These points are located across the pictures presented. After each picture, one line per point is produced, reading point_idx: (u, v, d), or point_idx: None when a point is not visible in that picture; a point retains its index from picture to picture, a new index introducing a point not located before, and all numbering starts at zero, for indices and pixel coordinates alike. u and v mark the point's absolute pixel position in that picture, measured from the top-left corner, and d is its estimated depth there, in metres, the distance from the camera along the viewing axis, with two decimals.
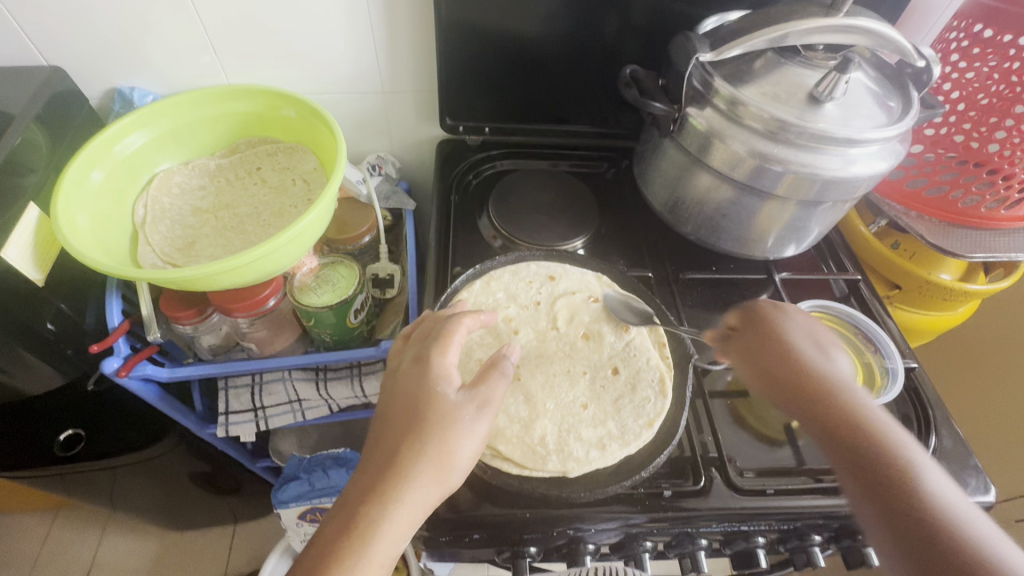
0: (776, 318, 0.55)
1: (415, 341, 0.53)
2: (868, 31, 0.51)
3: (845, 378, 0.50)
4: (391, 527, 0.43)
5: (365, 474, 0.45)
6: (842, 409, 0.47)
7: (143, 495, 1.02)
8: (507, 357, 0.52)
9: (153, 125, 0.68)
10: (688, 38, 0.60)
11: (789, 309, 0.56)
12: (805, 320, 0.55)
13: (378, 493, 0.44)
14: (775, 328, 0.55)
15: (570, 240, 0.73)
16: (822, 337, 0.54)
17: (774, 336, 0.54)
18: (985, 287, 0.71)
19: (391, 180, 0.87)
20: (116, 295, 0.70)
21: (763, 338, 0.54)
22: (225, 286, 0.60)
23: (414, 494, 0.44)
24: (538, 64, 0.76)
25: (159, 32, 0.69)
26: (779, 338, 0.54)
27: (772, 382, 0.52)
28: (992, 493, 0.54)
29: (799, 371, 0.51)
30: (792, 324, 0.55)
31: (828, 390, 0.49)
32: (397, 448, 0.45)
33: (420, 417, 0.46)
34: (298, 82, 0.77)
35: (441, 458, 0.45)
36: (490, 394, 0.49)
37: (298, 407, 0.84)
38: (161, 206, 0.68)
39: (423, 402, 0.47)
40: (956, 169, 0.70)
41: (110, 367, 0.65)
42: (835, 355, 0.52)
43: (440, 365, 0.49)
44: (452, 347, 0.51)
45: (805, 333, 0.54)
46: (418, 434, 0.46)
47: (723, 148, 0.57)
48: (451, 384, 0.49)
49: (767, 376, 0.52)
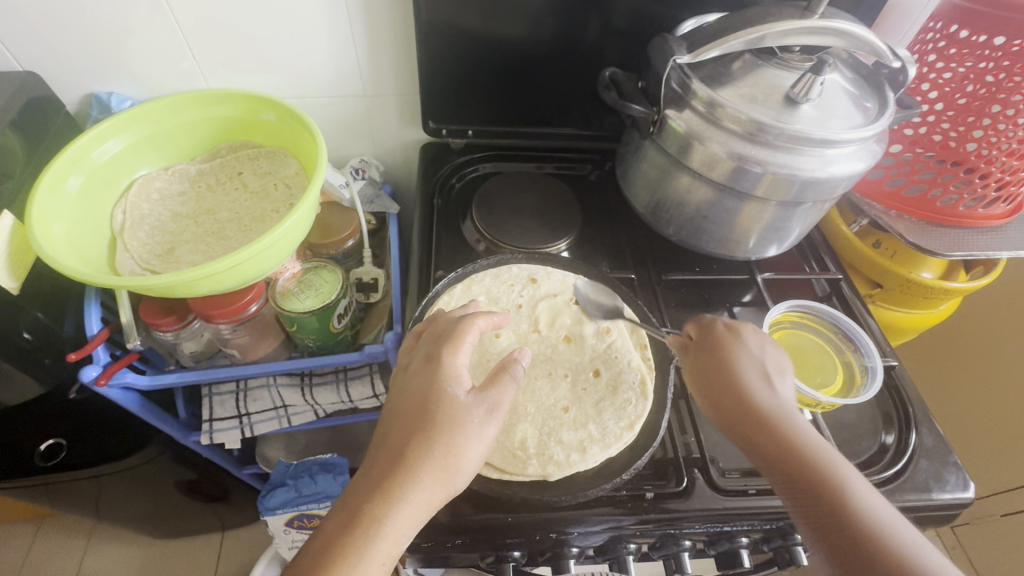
0: (727, 344, 0.54)
1: (427, 340, 0.53)
2: (843, 33, 0.52)
3: (789, 408, 0.49)
4: (398, 524, 0.42)
5: (372, 469, 0.45)
6: (795, 445, 0.46)
7: (128, 505, 1.00)
8: (518, 362, 0.51)
9: (131, 130, 0.68)
10: (666, 40, 0.60)
11: (743, 332, 0.54)
12: (756, 344, 0.54)
13: (383, 491, 0.43)
14: (726, 355, 0.53)
15: (554, 242, 0.73)
16: (773, 362, 0.52)
17: (727, 364, 0.53)
18: (965, 285, 0.72)
19: (374, 183, 0.87)
20: (95, 302, 0.69)
21: (717, 366, 0.53)
22: (205, 292, 0.60)
23: (423, 493, 0.43)
24: (520, 66, 0.76)
25: (136, 37, 0.68)
26: (731, 368, 0.52)
27: (724, 414, 0.51)
28: (971, 489, 0.55)
29: (747, 404, 0.50)
30: (743, 351, 0.53)
31: (774, 426, 0.48)
32: (404, 448, 0.45)
33: (431, 417, 0.46)
34: (279, 86, 0.77)
35: (448, 460, 0.45)
36: (500, 398, 0.49)
37: (284, 412, 0.83)
38: (140, 212, 0.67)
39: (433, 402, 0.46)
40: (934, 169, 0.71)
41: (89, 375, 0.64)
42: (781, 381, 0.52)
43: (450, 365, 0.49)
44: (463, 348, 0.50)
45: (755, 358, 0.53)
46: (426, 433, 0.45)
47: (703, 149, 0.57)
48: (461, 385, 0.48)
49: (720, 407, 0.51)
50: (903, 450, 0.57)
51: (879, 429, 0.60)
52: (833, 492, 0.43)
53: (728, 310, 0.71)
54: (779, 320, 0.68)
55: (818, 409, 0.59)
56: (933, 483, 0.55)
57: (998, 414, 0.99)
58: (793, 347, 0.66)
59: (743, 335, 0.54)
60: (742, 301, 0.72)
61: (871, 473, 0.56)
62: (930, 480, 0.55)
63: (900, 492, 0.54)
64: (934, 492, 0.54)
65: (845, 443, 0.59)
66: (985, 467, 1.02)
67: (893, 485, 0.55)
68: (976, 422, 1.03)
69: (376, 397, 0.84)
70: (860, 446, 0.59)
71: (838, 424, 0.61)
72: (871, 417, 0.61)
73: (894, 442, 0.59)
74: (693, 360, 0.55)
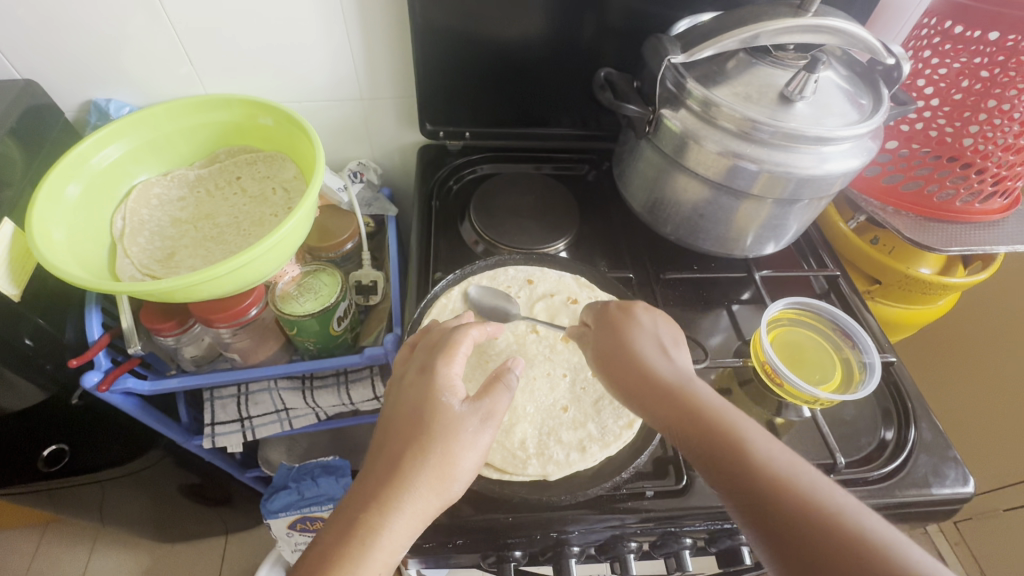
0: (621, 321, 0.53)
1: (422, 351, 0.53)
2: (837, 31, 0.52)
3: (684, 373, 0.48)
4: (394, 534, 0.42)
5: (368, 479, 0.45)
6: (686, 403, 0.45)
7: (133, 509, 1.01)
8: (511, 371, 0.52)
9: (129, 137, 0.68)
10: (660, 40, 0.61)
11: (635, 311, 0.53)
12: (650, 319, 0.53)
13: (379, 500, 0.43)
14: (620, 334, 0.52)
15: (551, 242, 0.73)
16: (666, 334, 0.52)
17: (623, 341, 0.51)
18: (964, 280, 0.72)
19: (372, 186, 0.87)
20: (95, 308, 0.70)
21: (615, 345, 0.52)
22: (205, 297, 0.60)
23: (418, 503, 0.44)
24: (516, 67, 0.77)
25: (134, 44, 0.69)
26: (626, 344, 0.51)
27: (625, 388, 0.49)
28: (970, 483, 0.55)
29: (640, 374, 0.48)
30: (638, 326, 0.52)
31: (664, 391, 0.46)
32: (400, 459, 0.45)
33: (427, 426, 0.46)
34: (277, 90, 0.77)
35: (444, 470, 0.45)
36: (494, 406, 0.49)
37: (285, 415, 0.83)
38: (140, 217, 0.67)
39: (427, 411, 0.47)
40: (930, 165, 0.71)
41: (90, 381, 0.65)
42: (675, 351, 0.50)
43: (444, 376, 0.49)
44: (458, 358, 0.51)
45: (649, 332, 0.52)
46: (423, 445, 0.45)
47: (698, 149, 0.57)
48: (455, 395, 0.48)
49: (617, 381, 0.50)
50: (902, 446, 0.58)
51: (879, 424, 0.61)
52: (724, 437, 0.41)
53: (726, 308, 0.71)
54: (777, 317, 0.68)
55: (817, 406, 0.59)
56: (932, 478, 0.55)
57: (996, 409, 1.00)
58: (791, 345, 0.66)
59: (636, 310, 0.53)
60: (740, 299, 0.73)
61: (871, 469, 0.56)
62: (929, 475, 0.55)
63: (899, 487, 0.55)
64: (933, 487, 0.55)
65: (843, 439, 0.59)
66: (984, 460, 1.02)
67: (893, 480, 0.55)
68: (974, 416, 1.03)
69: (377, 399, 0.84)
70: (860, 442, 0.59)
71: (837, 420, 0.61)
72: (870, 413, 0.62)
73: (893, 438, 0.59)
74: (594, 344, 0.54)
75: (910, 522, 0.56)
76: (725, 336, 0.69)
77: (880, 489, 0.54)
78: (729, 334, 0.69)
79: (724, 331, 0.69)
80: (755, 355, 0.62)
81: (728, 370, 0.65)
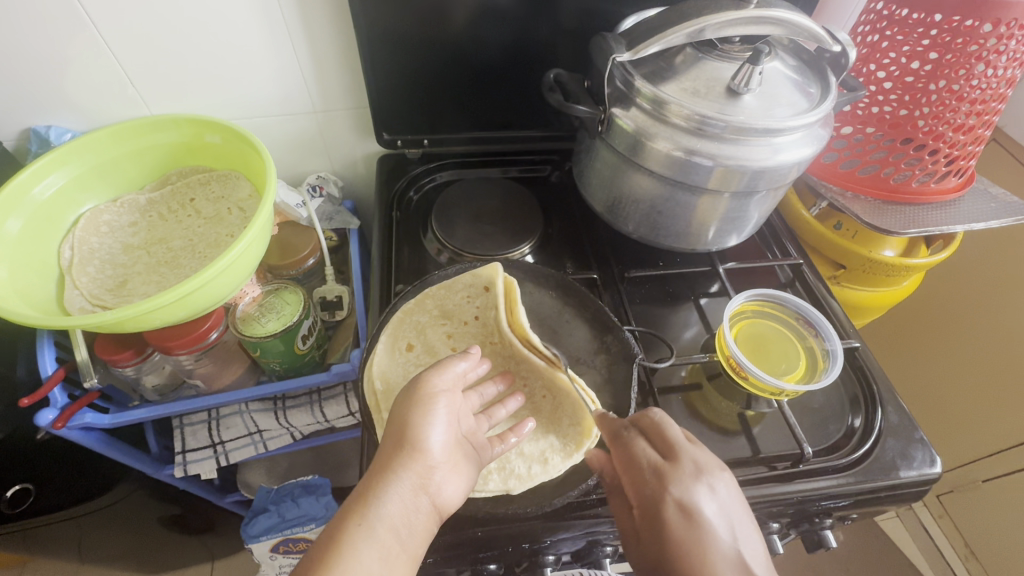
0: (661, 513, 0.41)
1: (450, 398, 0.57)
2: (781, 21, 0.52)
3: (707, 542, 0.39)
4: (371, 488, 0.42)
5: None
6: None
7: (109, 544, 0.98)
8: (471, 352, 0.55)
9: (72, 165, 0.66)
10: (605, 37, 0.60)
11: (655, 429, 0.46)
12: (716, 505, 0.41)
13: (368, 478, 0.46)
14: (671, 544, 0.40)
15: (516, 246, 0.73)
16: (681, 466, 0.42)
17: (673, 551, 0.39)
18: (926, 261, 0.72)
19: (333, 200, 0.85)
20: (47, 342, 0.67)
21: (666, 561, 0.40)
22: (158, 325, 0.58)
23: (385, 458, 0.44)
24: (471, 69, 0.75)
25: (71, 68, 0.66)
26: (641, 471, 0.44)
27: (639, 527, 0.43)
28: (938, 464, 0.55)
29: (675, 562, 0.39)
30: (707, 531, 0.39)
31: None
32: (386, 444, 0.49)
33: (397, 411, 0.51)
34: (225, 108, 0.75)
35: (401, 430, 0.46)
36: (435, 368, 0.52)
37: (259, 437, 0.82)
38: (89, 246, 0.65)
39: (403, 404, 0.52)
40: (885, 148, 0.72)
41: (44, 419, 0.62)
42: (759, 558, 0.39)
43: None
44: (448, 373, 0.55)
45: (721, 544, 0.39)
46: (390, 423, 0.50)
47: (651, 147, 0.57)
48: None
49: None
50: (869, 432, 0.58)
51: (846, 411, 0.61)
52: None
53: (695, 303, 0.71)
54: (740, 310, 0.68)
55: (783, 397, 0.59)
56: (900, 461, 0.56)
57: (957, 391, 1.10)
58: (754, 336, 0.66)
59: (693, 500, 0.41)
60: (708, 292, 0.73)
61: (837, 457, 0.56)
62: (897, 458, 0.56)
63: (866, 474, 0.55)
64: (901, 470, 0.55)
65: (813, 429, 0.60)
66: (946, 440, 1.14)
67: (859, 467, 0.55)
68: (937, 398, 1.14)
69: (352, 415, 0.84)
70: (828, 430, 0.60)
71: (805, 409, 0.62)
72: (838, 400, 0.62)
73: (861, 424, 0.59)
74: (641, 539, 0.43)
75: (879, 505, 0.56)
76: (694, 331, 0.69)
77: (847, 475, 0.55)
78: (698, 328, 0.69)
79: (694, 325, 0.70)
80: (720, 350, 0.63)
81: (697, 366, 0.65)
